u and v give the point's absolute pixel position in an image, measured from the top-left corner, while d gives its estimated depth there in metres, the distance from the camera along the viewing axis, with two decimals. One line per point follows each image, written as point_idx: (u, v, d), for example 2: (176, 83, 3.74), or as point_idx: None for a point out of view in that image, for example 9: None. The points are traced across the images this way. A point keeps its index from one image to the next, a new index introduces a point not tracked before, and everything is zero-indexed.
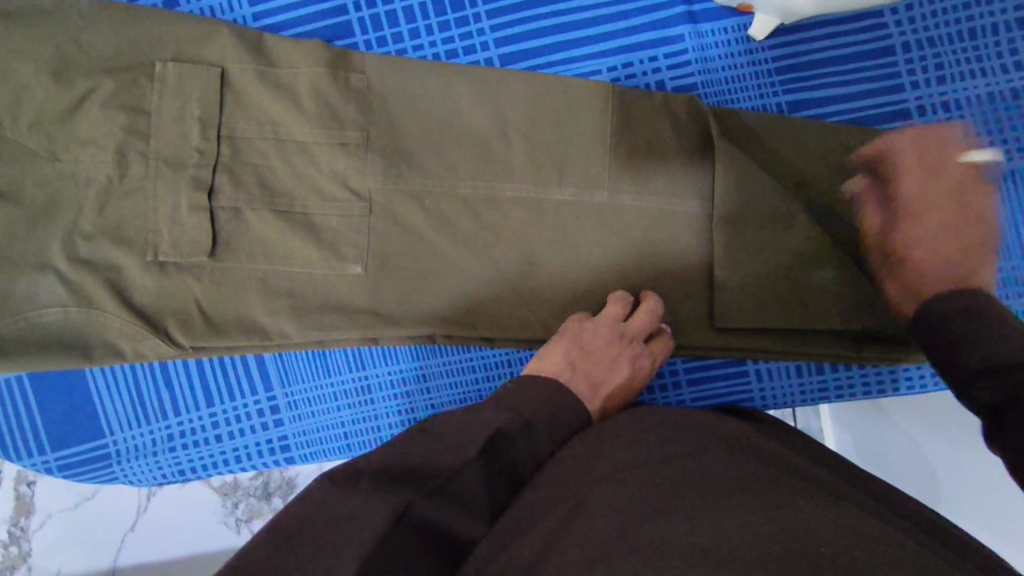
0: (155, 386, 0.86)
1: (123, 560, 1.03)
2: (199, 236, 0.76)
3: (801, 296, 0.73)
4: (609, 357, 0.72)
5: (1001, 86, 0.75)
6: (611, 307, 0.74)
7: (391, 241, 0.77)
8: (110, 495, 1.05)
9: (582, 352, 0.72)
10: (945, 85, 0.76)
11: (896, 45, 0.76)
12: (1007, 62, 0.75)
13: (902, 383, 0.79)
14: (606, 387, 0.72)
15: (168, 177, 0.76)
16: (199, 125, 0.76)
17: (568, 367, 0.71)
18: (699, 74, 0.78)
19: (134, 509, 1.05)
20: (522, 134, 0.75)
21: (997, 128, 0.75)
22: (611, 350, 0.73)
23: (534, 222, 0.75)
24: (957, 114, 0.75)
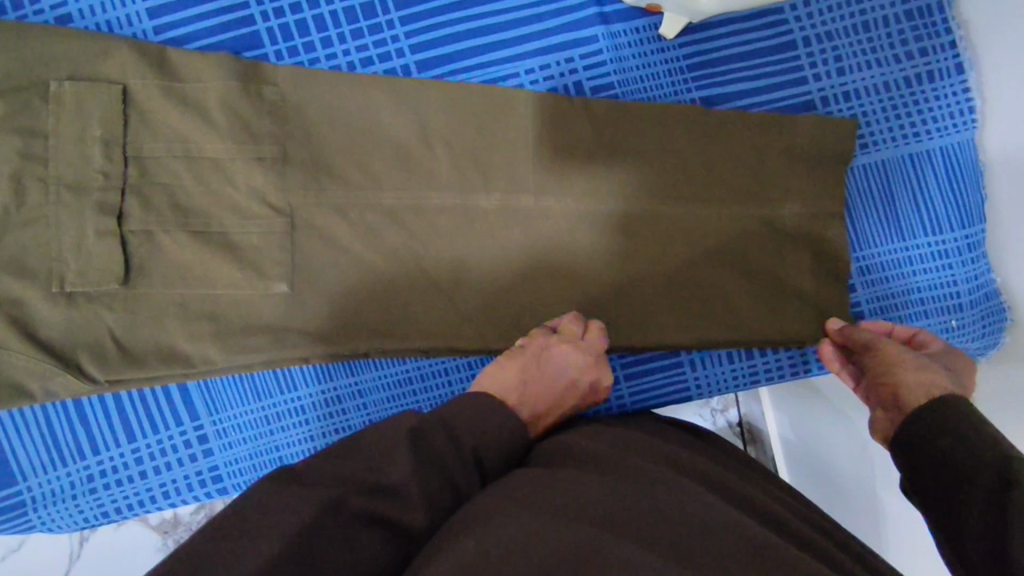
0: (69, 426, 0.81)
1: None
2: (110, 262, 0.72)
3: (712, 296, 0.76)
4: (553, 381, 0.72)
5: (894, 75, 0.79)
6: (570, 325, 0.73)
7: (316, 258, 0.75)
8: (33, 546, 0.97)
9: (537, 370, 0.71)
10: (845, 76, 0.79)
11: (797, 40, 0.80)
12: (899, 53, 0.79)
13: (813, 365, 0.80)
14: (550, 411, 0.72)
15: (72, 203, 0.71)
16: (102, 146, 0.72)
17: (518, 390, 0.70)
18: (615, 73, 0.79)
19: (66, 556, 0.98)
20: (445, 141, 0.75)
21: (894, 117, 0.79)
22: (564, 377, 0.72)
23: (463, 230, 0.75)
24: (857, 104, 0.79)
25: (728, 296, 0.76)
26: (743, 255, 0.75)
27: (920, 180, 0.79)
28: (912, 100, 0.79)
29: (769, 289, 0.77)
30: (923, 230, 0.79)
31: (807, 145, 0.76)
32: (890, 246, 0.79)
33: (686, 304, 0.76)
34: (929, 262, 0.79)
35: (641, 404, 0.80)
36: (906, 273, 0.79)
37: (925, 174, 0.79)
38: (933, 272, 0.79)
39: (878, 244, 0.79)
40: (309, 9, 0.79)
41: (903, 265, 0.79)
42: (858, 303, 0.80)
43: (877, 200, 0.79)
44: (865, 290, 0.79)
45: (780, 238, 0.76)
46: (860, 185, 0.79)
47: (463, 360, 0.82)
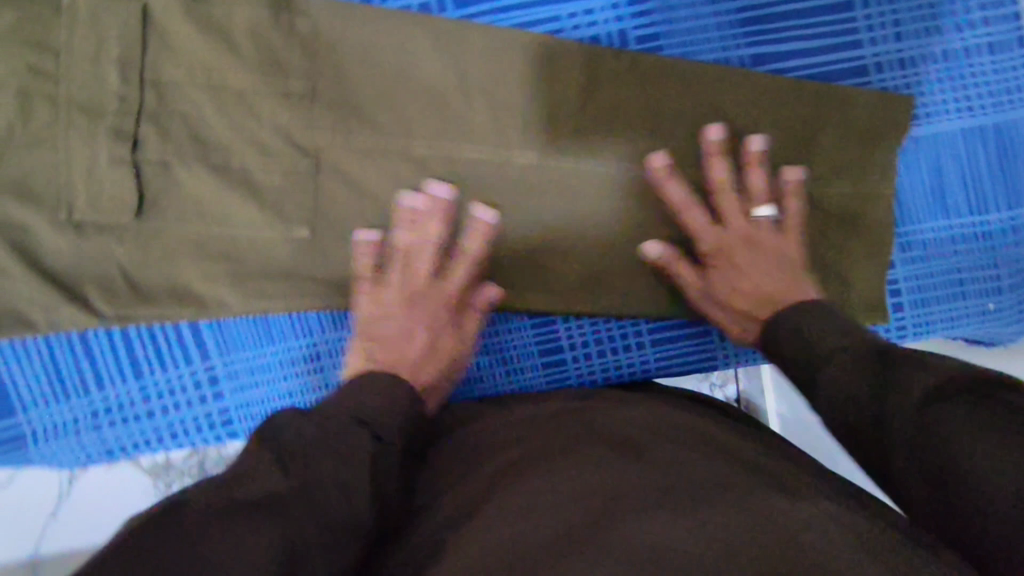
0: (74, 359, 0.78)
1: (46, 547, 0.97)
2: (124, 193, 0.69)
3: None
4: (421, 340, 0.71)
5: (953, 44, 0.76)
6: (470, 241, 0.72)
7: (341, 203, 0.72)
8: (20, 481, 0.95)
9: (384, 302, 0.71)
10: (902, 42, 0.75)
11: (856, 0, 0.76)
12: (960, 21, 0.76)
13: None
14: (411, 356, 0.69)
15: (84, 126, 0.68)
16: (118, 67, 0.67)
17: (420, 342, 0.70)
18: (664, 24, 0.75)
19: (55, 493, 0.96)
20: (481, 89, 0.71)
21: (950, 89, 0.76)
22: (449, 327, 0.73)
23: (494, 185, 0.73)
24: (912, 72, 0.76)
25: None
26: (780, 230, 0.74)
27: (968, 157, 0.77)
28: (968, 72, 0.76)
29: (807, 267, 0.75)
30: (967, 209, 0.77)
31: (854, 120, 0.74)
32: (935, 224, 0.77)
33: (716, 274, 0.75)
34: (971, 243, 0.77)
35: (664, 372, 0.79)
36: (949, 252, 0.77)
37: (973, 151, 0.77)
38: (974, 253, 0.77)
39: (921, 222, 0.77)
40: None
41: (945, 245, 0.77)
42: (896, 282, 0.77)
43: (926, 177, 0.77)
44: (903, 269, 0.77)
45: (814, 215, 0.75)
46: (909, 160, 0.77)
47: (486, 314, 0.78)
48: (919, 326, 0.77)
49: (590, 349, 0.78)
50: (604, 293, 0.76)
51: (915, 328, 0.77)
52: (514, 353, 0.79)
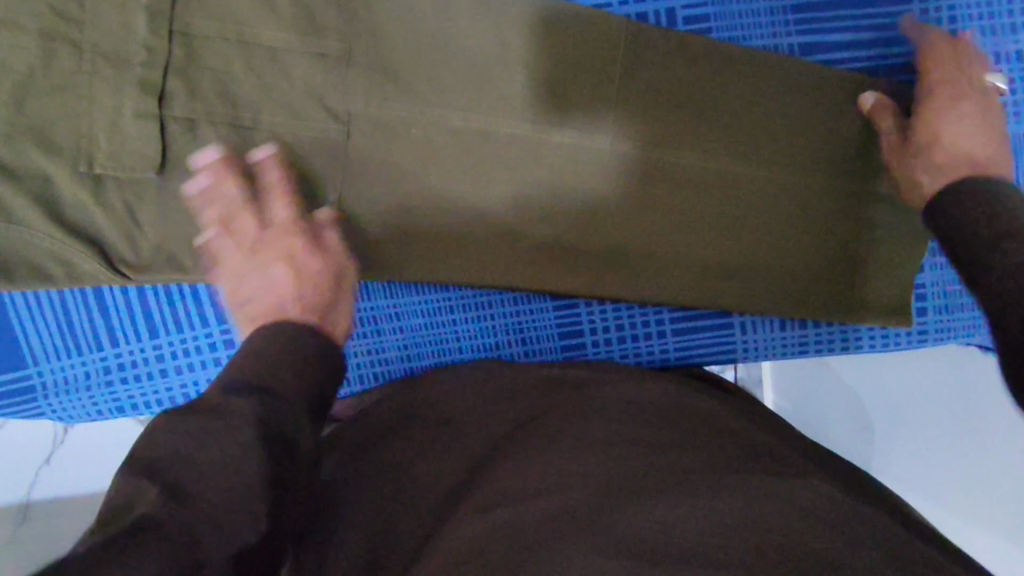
0: (88, 314, 0.77)
1: (38, 493, 0.96)
2: (147, 147, 0.67)
3: (773, 264, 0.74)
4: (264, 278, 0.64)
5: (1000, 48, 0.75)
6: (267, 175, 0.67)
7: (370, 172, 0.70)
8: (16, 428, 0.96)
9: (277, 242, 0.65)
10: None
11: None
12: (1006, 23, 0.75)
13: (852, 342, 0.79)
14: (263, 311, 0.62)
15: (109, 76, 0.66)
16: (147, 16, 0.65)
17: (284, 278, 0.63)
18: (714, 5, 0.73)
19: (49, 441, 0.97)
20: (522, 61, 0.69)
21: None
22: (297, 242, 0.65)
23: (528, 162, 0.71)
24: None
25: (788, 265, 0.74)
26: (810, 225, 0.73)
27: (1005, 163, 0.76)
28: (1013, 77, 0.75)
29: (834, 264, 0.75)
30: None
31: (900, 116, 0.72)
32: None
33: (743, 266, 0.74)
34: None
35: (683, 361, 0.79)
36: None
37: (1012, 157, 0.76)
38: None
39: None
40: None
41: None
42: (922, 285, 0.77)
43: None
44: (931, 273, 0.77)
45: (853, 215, 0.73)
46: None
47: (508, 294, 0.77)
48: (942, 330, 0.77)
49: (611, 335, 0.78)
50: (633, 281, 0.74)
51: (937, 332, 0.77)
52: (532, 333, 0.78)
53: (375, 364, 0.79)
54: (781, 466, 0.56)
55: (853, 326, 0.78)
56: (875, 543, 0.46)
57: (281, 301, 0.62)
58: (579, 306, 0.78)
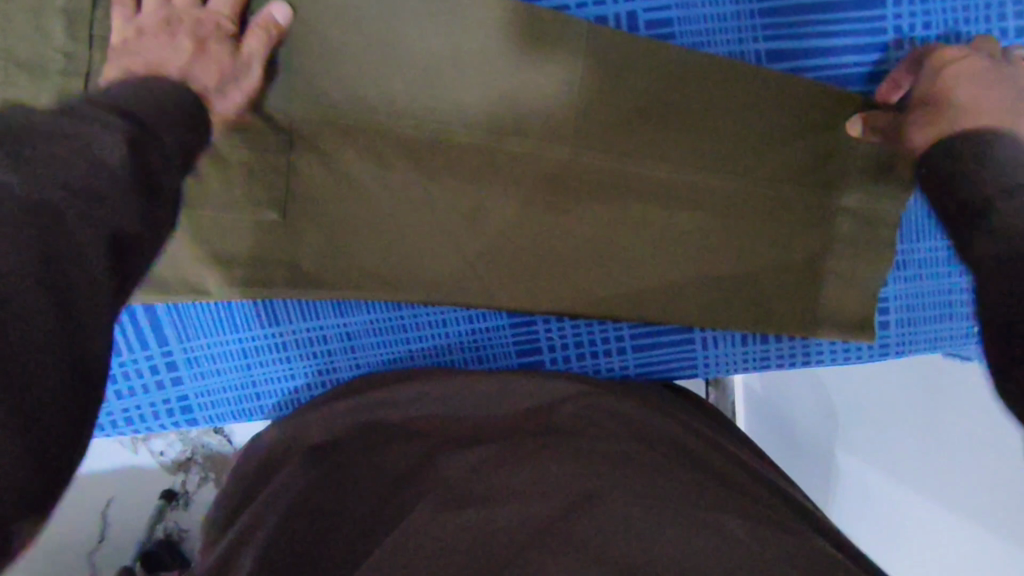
0: None
1: None
2: None
3: (736, 278, 0.72)
4: (163, 43, 0.60)
5: None
6: None
7: (315, 185, 0.66)
8: None
9: (173, 19, 0.62)
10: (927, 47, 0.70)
11: None
12: (992, 27, 0.70)
13: (814, 355, 0.77)
14: (143, 63, 0.59)
15: (24, 84, 0.61)
16: (64, 22, 0.61)
17: (184, 50, 0.61)
18: (678, 9, 0.69)
19: None
20: (475, 68, 0.66)
21: None
22: (197, 33, 0.61)
23: (483, 173, 0.68)
24: None
25: (753, 279, 0.72)
26: (772, 234, 0.71)
27: None
28: None
29: (799, 277, 0.73)
30: None
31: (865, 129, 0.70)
32: (933, 243, 0.74)
33: (705, 277, 0.72)
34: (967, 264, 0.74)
35: (644, 376, 0.76)
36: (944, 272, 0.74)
37: None
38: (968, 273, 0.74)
39: (919, 239, 0.74)
40: None
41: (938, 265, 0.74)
42: (885, 298, 0.75)
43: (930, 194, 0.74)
44: (895, 285, 0.75)
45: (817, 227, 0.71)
46: None
47: (464, 311, 0.74)
48: (902, 343, 0.76)
49: (570, 351, 0.75)
50: (593, 294, 0.71)
51: (898, 344, 0.76)
52: (489, 350, 0.75)
53: (325, 383, 0.76)
54: (744, 493, 0.53)
55: (814, 340, 0.76)
56: (821, 567, 0.44)
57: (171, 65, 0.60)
58: (537, 323, 0.75)
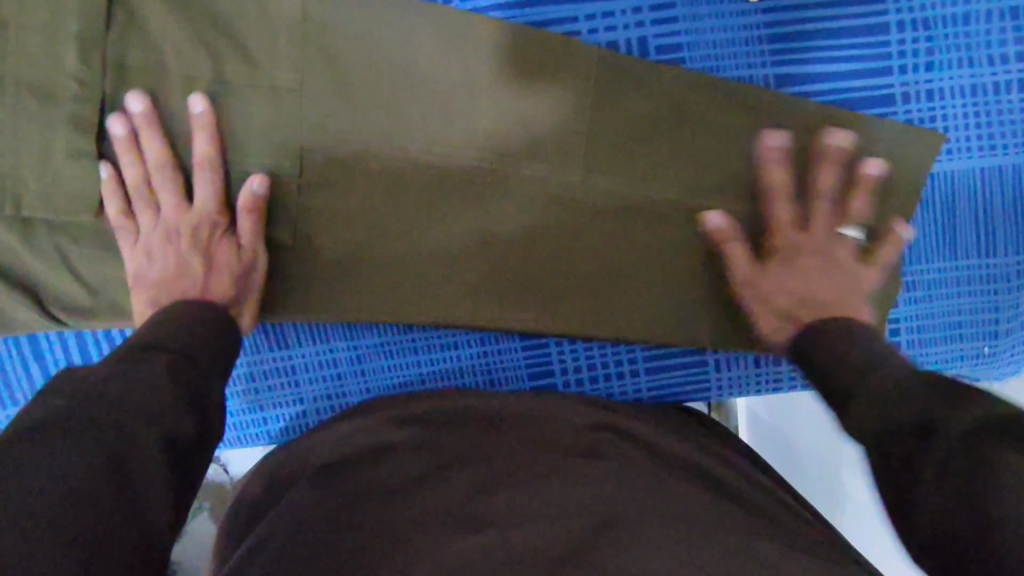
0: (22, 361, 0.72)
1: None
2: (84, 188, 0.63)
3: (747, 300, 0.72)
4: (171, 256, 0.64)
5: (984, 80, 0.71)
6: (199, 145, 0.62)
7: (325, 209, 0.66)
8: None
9: (159, 242, 0.64)
10: (932, 72, 0.71)
11: (891, 23, 0.71)
12: (995, 54, 0.71)
13: None
14: (156, 292, 0.63)
15: (35, 109, 0.61)
16: (77, 46, 0.60)
17: (187, 265, 0.64)
18: (687, 34, 0.70)
19: None
20: (488, 91, 0.66)
21: (975, 125, 0.72)
22: (191, 234, 0.64)
23: (495, 196, 0.68)
24: (940, 104, 0.72)
25: None
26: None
27: (984, 196, 0.73)
28: (996, 108, 0.72)
29: None
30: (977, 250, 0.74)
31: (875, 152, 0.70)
32: (942, 263, 0.74)
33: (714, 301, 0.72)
34: (977, 285, 0.74)
35: (657, 398, 0.76)
36: (956, 293, 0.74)
37: (989, 190, 0.73)
38: (978, 295, 0.74)
39: (929, 259, 0.74)
40: None
41: (949, 286, 0.74)
42: (896, 320, 0.75)
43: (938, 214, 0.73)
44: (906, 306, 0.75)
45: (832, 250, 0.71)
46: (932, 188, 0.73)
47: (474, 334, 0.74)
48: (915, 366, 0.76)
49: (583, 374, 0.75)
50: (604, 317, 0.71)
51: None
52: (500, 373, 0.74)
53: (335, 407, 0.75)
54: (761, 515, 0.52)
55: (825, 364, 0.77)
56: None
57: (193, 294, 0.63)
58: (549, 345, 0.75)
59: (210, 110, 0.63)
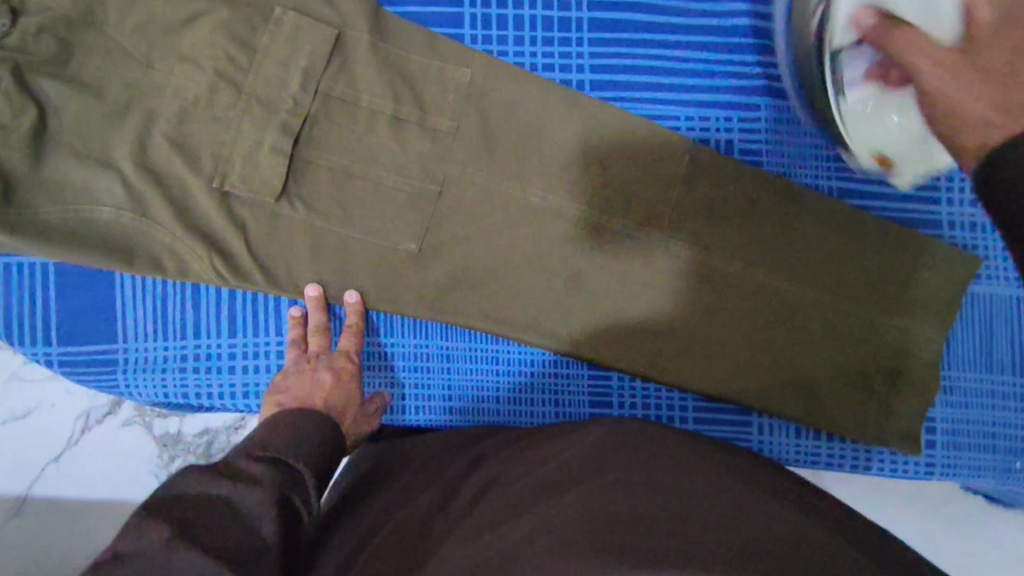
0: (181, 305, 0.89)
1: (37, 490, 1.10)
2: (272, 176, 0.80)
3: (795, 373, 0.81)
4: (306, 381, 0.81)
5: None
6: (351, 317, 0.84)
7: (452, 226, 0.82)
8: (38, 418, 1.10)
9: (313, 377, 0.81)
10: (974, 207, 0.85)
11: None
12: None
13: (861, 463, 0.85)
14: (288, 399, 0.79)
15: (257, 113, 0.81)
16: (301, 74, 0.81)
17: (322, 380, 0.81)
18: (767, 143, 0.85)
19: (64, 440, 1.10)
20: (601, 160, 0.82)
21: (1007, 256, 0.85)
22: (330, 377, 0.82)
23: (591, 242, 0.82)
24: (979, 234, 0.85)
25: (811, 377, 0.81)
26: (834, 345, 0.81)
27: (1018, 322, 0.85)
28: None
29: (852, 385, 0.81)
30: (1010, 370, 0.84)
31: (924, 264, 0.82)
32: (981, 375, 0.84)
33: (765, 369, 0.81)
34: (1009, 402, 0.84)
35: None
36: (990, 405, 0.84)
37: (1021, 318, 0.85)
38: (1009, 411, 0.83)
39: (967, 369, 0.84)
40: (514, 9, 0.86)
41: (983, 397, 0.84)
42: (934, 420, 0.84)
43: (979, 332, 0.84)
44: (943, 409, 0.84)
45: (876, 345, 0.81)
46: (976, 310, 0.84)
47: (549, 356, 0.86)
48: (947, 466, 0.84)
49: (637, 411, 0.86)
50: (666, 364, 0.82)
51: (943, 467, 0.84)
52: (566, 395, 0.86)
53: (421, 397, 0.87)
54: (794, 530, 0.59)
55: (862, 449, 0.85)
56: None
57: (317, 398, 0.79)
58: (612, 379, 0.86)
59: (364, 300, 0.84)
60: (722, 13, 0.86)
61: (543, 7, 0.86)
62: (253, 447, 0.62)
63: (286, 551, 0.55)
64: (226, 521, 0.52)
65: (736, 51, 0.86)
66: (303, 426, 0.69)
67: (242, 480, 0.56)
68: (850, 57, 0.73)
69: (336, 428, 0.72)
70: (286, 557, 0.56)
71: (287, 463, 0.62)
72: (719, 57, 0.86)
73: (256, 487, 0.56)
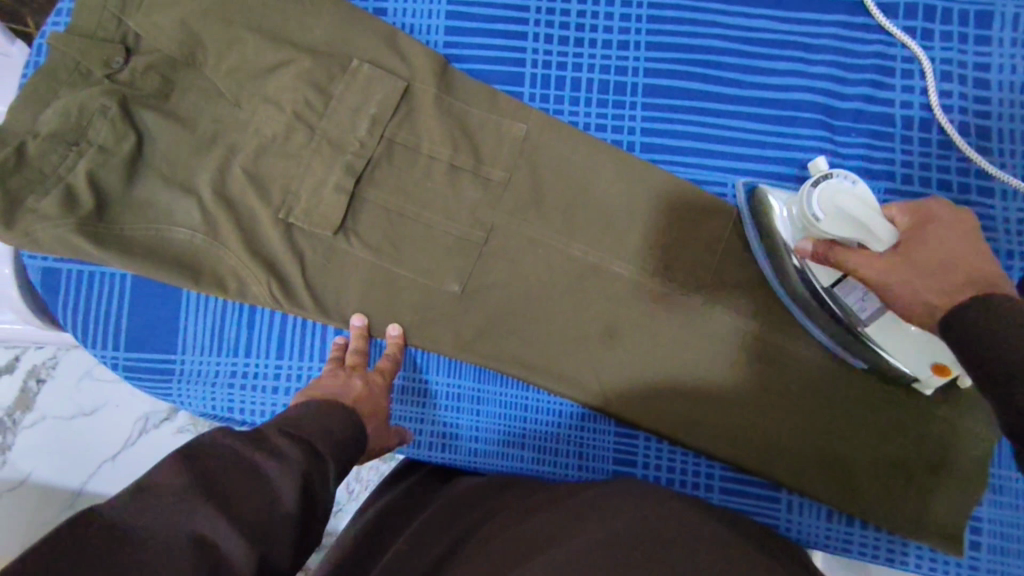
0: (236, 324, 0.95)
1: (88, 485, 1.16)
2: (332, 211, 0.86)
3: (823, 450, 0.81)
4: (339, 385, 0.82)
5: None
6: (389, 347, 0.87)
7: (494, 272, 0.85)
8: (100, 418, 1.18)
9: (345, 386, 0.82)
10: None
11: (1000, 250, 0.83)
12: None
13: (898, 554, 0.82)
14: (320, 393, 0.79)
15: (326, 154, 0.87)
16: (370, 121, 0.87)
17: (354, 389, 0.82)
18: None
19: (121, 442, 1.18)
20: (645, 221, 0.84)
21: None
22: (365, 389, 0.83)
23: (629, 302, 0.83)
24: None
25: (846, 458, 0.81)
26: (856, 434, 0.81)
27: None
28: None
29: (885, 472, 0.80)
30: None
31: None
32: None
33: (794, 446, 0.81)
34: None
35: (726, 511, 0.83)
36: None
37: None
38: None
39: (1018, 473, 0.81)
40: (573, 71, 0.91)
41: None
42: (978, 521, 0.81)
43: None
44: (989, 509, 0.81)
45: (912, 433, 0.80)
46: None
47: (577, 409, 0.87)
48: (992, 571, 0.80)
49: (662, 475, 0.85)
50: (694, 426, 0.82)
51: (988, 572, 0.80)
52: (592, 450, 0.86)
53: (447, 436, 0.89)
54: None
55: (901, 540, 0.81)
56: None
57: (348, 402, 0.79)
58: (638, 438, 0.86)
59: (404, 335, 0.88)
60: (777, 86, 0.88)
61: (601, 71, 0.90)
62: (286, 425, 0.62)
63: (300, 531, 0.55)
64: (247, 487, 0.53)
65: (789, 122, 0.87)
66: (332, 413, 0.67)
67: (271, 454, 0.56)
68: (846, 295, 0.76)
69: (360, 423, 0.69)
70: (299, 536, 0.56)
71: (317, 445, 0.62)
72: (771, 127, 0.87)
73: (283, 461, 0.56)
